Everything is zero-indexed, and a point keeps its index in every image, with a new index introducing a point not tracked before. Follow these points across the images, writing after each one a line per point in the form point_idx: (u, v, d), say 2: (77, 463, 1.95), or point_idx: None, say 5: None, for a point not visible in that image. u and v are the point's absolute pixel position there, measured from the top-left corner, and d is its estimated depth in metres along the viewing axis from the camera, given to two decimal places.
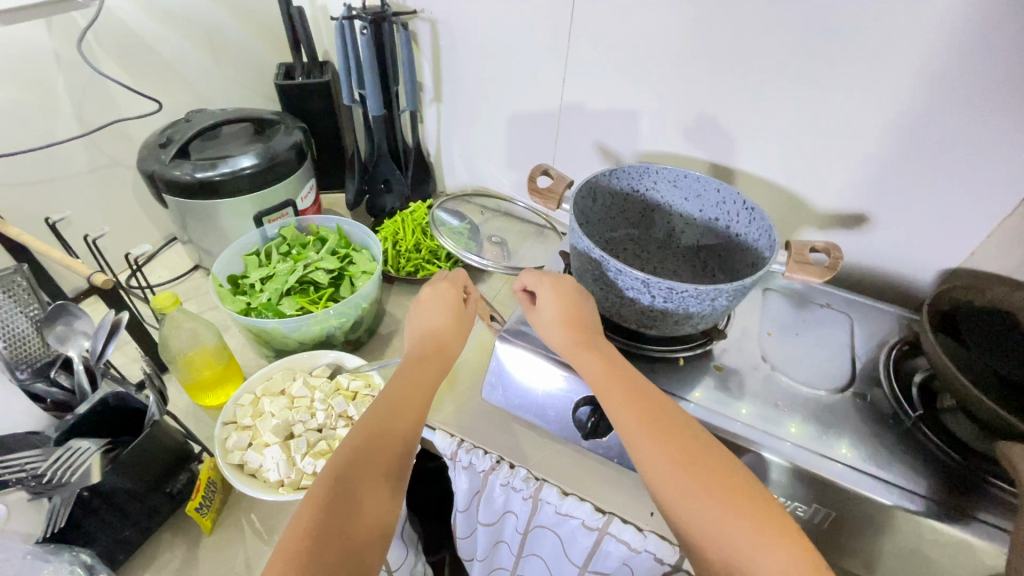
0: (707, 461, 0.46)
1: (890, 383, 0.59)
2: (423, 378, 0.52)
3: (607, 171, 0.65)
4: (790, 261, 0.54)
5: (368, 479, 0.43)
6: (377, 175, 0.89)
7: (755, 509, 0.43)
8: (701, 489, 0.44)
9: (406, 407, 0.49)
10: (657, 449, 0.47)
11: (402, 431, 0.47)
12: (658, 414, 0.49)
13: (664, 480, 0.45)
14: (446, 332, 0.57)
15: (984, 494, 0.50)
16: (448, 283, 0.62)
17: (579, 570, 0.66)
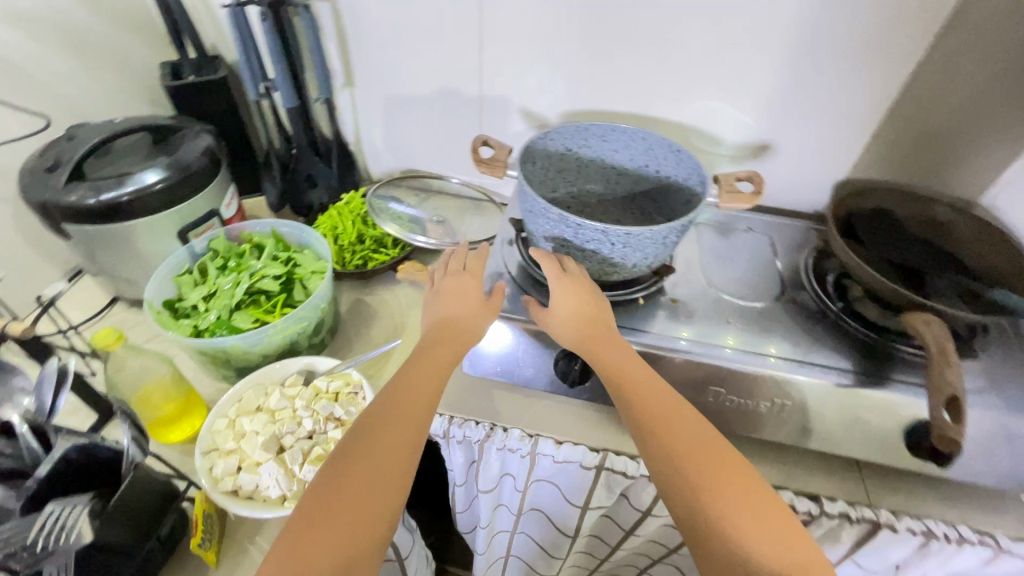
0: (720, 457, 0.47)
1: (812, 285, 0.68)
2: (418, 400, 0.49)
3: (540, 134, 0.67)
4: (722, 192, 0.60)
5: (346, 526, 0.40)
6: (299, 171, 0.85)
7: (769, 514, 0.44)
8: (712, 483, 0.45)
9: (399, 436, 0.46)
10: (668, 435, 0.48)
11: (393, 463, 0.44)
12: (668, 403, 0.50)
13: (669, 467, 0.46)
14: (456, 331, 0.56)
15: (899, 360, 0.60)
16: (464, 271, 0.61)
17: (580, 510, 0.71)
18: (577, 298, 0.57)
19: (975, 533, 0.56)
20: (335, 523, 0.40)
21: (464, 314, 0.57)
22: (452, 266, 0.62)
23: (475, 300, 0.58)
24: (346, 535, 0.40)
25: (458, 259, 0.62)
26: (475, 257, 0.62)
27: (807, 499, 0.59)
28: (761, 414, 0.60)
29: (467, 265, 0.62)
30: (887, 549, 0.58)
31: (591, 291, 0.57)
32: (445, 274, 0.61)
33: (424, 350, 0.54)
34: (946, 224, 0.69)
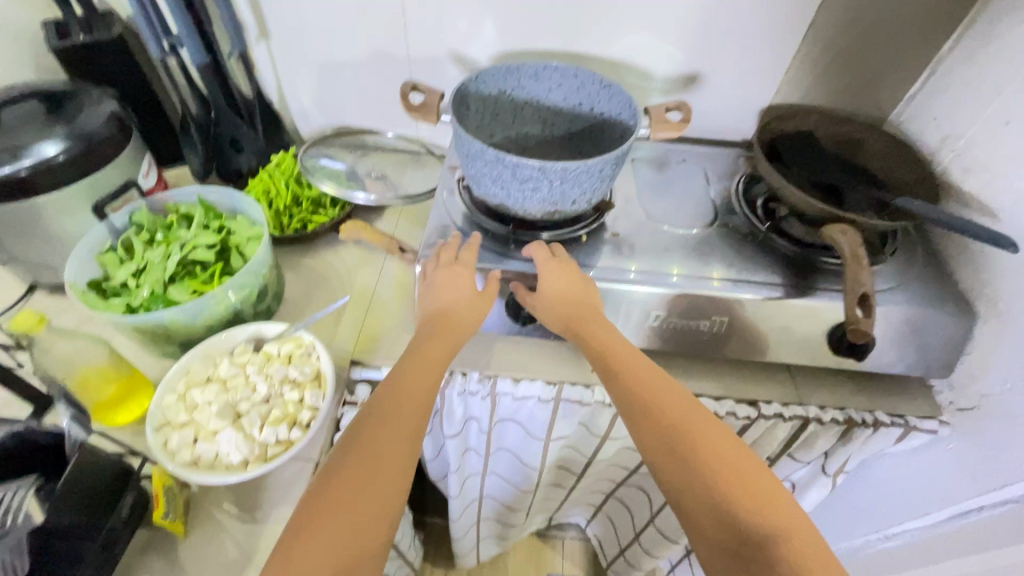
0: (709, 430, 0.49)
1: (743, 209, 0.72)
2: (413, 400, 0.50)
3: (471, 77, 0.66)
4: (653, 123, 0.62)
5: (349, 525, 0.42)
6: (221, 135, 0.79)
7: (758, 482, 0.45)
8: (701, 455, 0.47)
9: (394, 436, 0.47)
10: (656, 409, 0.50)
11: (391, 463, 0.46)
12: (655, 380, 0.53)
13: (658, 439, 0.48)
14: (448, 324, 0.57)
15: (819, 270, 0.65)
16: (455, 262, 0.60)
17: (543, 442, 0.75)
18: (566, 283, 0.58)
19: (888, 416, 0.63)
20: (337, 522, 0.42)
21: (459, 305, 0.57)
22: (444, 257, 0.61)
23: (468, 292, 0.58)
24: (348, 534, 0.42)
25: (451, 251, 0.61)
26: (467, 250, 0.61)
27: (746, 405, 0.65)
28: (701, 333, 0.64)
29: (459, 255, 0.61)
30: (816, 440, 0.65)
31: (581, 277, 0.59)
32: (437, 264, 0.61)
33: (418, 350, 0.55)
34: (859, 142, 0.74)
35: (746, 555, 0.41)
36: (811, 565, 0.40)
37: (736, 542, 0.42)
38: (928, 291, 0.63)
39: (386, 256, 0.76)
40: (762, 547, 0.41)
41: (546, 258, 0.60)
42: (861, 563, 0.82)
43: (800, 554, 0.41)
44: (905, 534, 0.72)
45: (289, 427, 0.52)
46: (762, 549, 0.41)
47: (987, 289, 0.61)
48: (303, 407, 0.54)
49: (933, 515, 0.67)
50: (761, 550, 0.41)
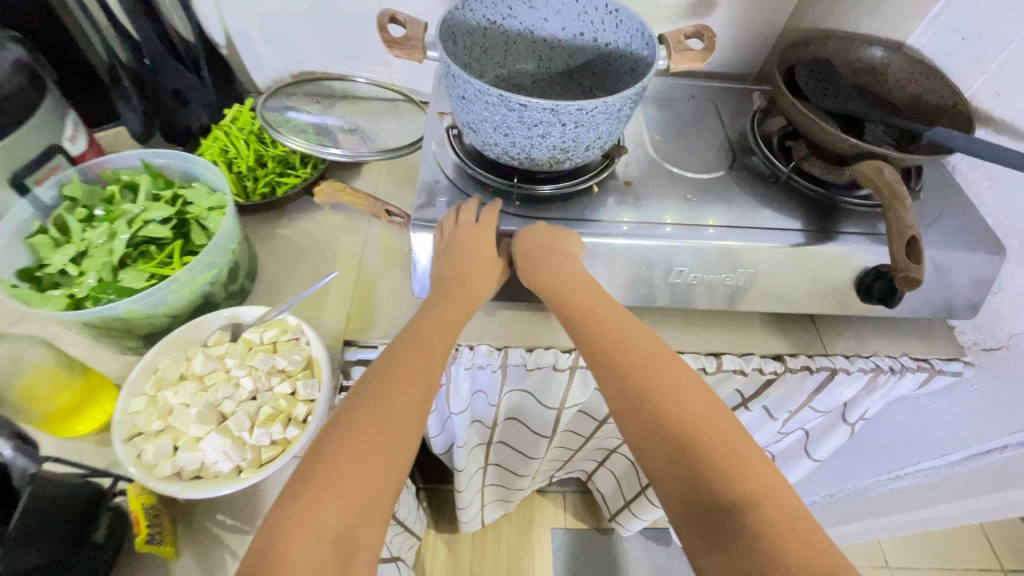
0: (677, 387, 0.43)
1: (761, 148, 0.66)
2: (426, 360, 0.45)
3: (457, 4, 0.56)
4: (673, 53, 0.54)
5: (357, 479, 0.37)
6: (160, 86, 0.67)
7: (726, 440, 0.39)
8: (665, 415, 0.41)
9: (405, 393, 0.42)
10: (623, 368, 0.45)
11: (398, 421, 0.40)
12: (623, 338, 0.48)
13: (625, 400, 0.44)
14: (464, 294, 0.52)
15: (846, 213, 0.61)
16: (475, 227, 0.54)
17: (555, 410, 0.71)
18: (546, 243, 0.54)
19: (914, 361, 0.61)
20: (344, 476, 0.37)
21: (477, 271, 0.53)
22: (462, 220, 0.55)
23: (486, 259, 0.53)
24: (355, 489, 0.37)
25: (471, 214, 0.55)
26: (490, 212, 0.55)
27: (771, 359, 0.62)
28: (726, 287, 0.59)
29: (478, 220, 0.55)
30: (841, 390, 0.63)
31: (560, 231, 0.55)
32: (455, 227, 0.55)
33: (437, 311, 0.50)
34: (879, 68, 0.68)
35: (711, 524, 0.36)
36: (782, 531, 0.35)
37: (700, 510, 0.37)
38: (958, 227, 0.59)
39: (371, 220, 0.68)
40: (726, 515, 0.36)
41: (531, 231, 0.55)
42: (868, 501, 0.83)
43: (770, 518, 0.35)
44: (919, 473, 0.72)
45: (284, 425, 0.46)
46: (727, 516, 0.36)
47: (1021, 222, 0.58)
48: (297, 400, 0.48)
49: (951, 455, 0.67)
50: (725, 519, 0.36)
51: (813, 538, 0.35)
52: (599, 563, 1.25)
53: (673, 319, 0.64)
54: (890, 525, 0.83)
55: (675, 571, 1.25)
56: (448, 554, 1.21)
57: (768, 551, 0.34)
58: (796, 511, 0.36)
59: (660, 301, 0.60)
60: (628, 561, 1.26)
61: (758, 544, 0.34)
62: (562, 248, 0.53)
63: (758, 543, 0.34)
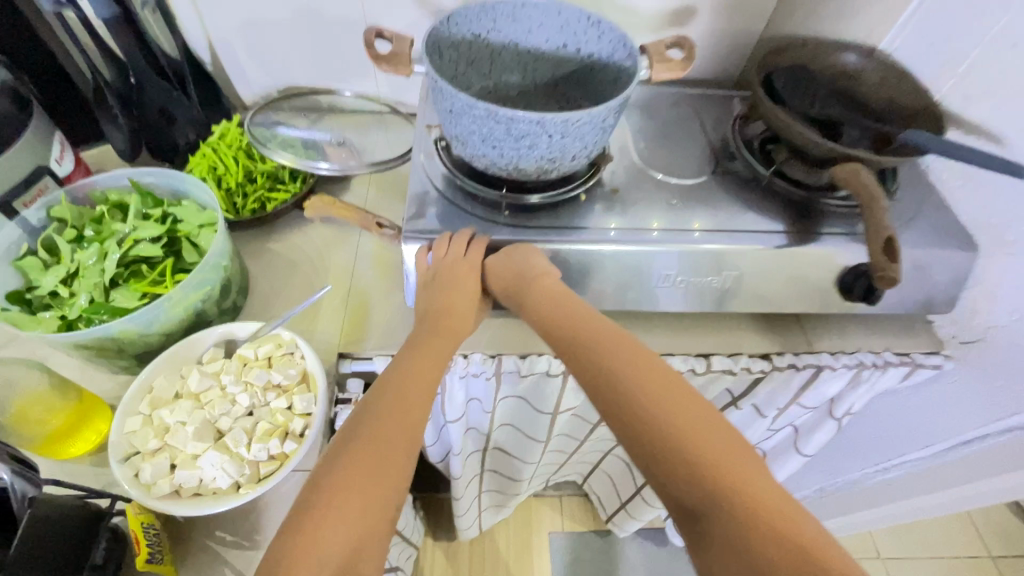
0: (651, 388, 0.42)
1: (743, 153, 0.68)
2: (419, 390, 0.46)
3: (442, 19, 0.57)
4: (654, 64, 0.56)
5: (357, 510, 0.38)
6: (146, 105, 0.67)
7: (701, 438, 0.38)
8: (638, 420, 0.41)
9: (399, 423, 0.43)
10: (597, 372, 0.45)
11: (396, 447, 0.41)
12: (597, 340, 0.47)
13: (603, 404, 0.43)
14: (452, 324, 0.53)
15: (826, 214, 0.63)
16: (464, 258, 0.55)
17: (549, 415, 0.72)
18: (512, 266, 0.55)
19: (896, 356, 0.63)
20: (344, 509, 0.37)
21: (464, 304, 0.55)
22: (452, 251, 0.55)
23: (472, 291, 0.55)
24: (355, 522, 0.37)
25: (460, 246, 0.55)
26: (479, 246, 0.56)
27: (759, 358, 0.63)
28: (713, 289, 0.61)
29: (467, 253, 0.55)
30: (827, 386, 0.65)
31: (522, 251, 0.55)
32: (446, 254, 0.55)
33: (423, 340, 0.51)
34: (854, 73, 0.70)
35: (692, 525, 0.36)
36: (755, 528, 0.33)
37: (682, 513, 0.37)
38: (933, 225, 0.61)
39: (361, 233, 0.68)
40: (701, 517, 0.35)
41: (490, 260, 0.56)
42: (858, 493, 0.85)
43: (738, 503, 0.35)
44: (904, 465, 0.74)
45: (281, 440, 0.46)
46: (702, 519, 0.35)
47: (993, 219, 0.60)
48: (294, 415, 0.48)
49: (934, 445, 0.69)
50: (701, 520, 0.35)
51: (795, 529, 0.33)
52: (598, 565, 1.25)
53: (662, 322, 0.66)
54: (880, 516, 0.85)
55: (673, 570, 1.26)
56: (447, 562, 1.21)
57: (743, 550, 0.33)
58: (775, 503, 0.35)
59: (649, 304, 0.61)
60: (626, 561, 1.27)
61: (733, 545, 0.33)
62: (524, 271, 0.54)
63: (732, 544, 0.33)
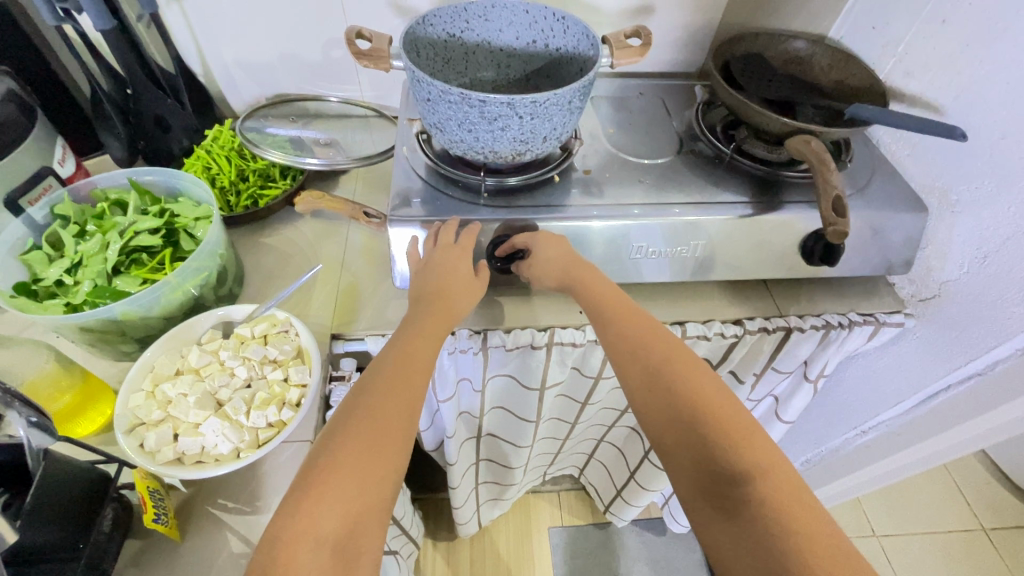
0: (698, 373, 0.47)
1: (705, 135, 0.73)
2: (412, 372, 0.47)
3: (419, 19, 0.62)
4: (615, 50, 0.60)
5: (355, 485, 0.40)
6: (142, 113, 0.71)
7: (738, 419, 0.44)
8: (690, 398, 0.45)
9: (398, 403, 0.44)
10: (633, 356, 0.49)
11: (395, 426, 0.43)
12: (645, 329, 0.51)
13: (648, 384, 0.47)
14: (447, 305, 0.55)
15: (786, 186, 0.67)
16: (454, 245, 0.58)
17: (538, 393, 0.75)
18: (565, 254, 0.57)
19: (860, 316, 0.67)
20: (343, 485, 0.39)
21: (457, 283, 0.56)
22: (442, 240, 0.58)
23: (464, 275, 0.56)
24: (354, 496, 0.39)
25: (449, 233, 0.58)
26: (467, 233, 0.58)
27: (731, 324, 0.67)
28: (683, 258, 0.64)
29: (457, 240, 0.58)
30: (798, 348, 0.68)
31: (563, 245, 0.58)
32: (435, 247, 0.58)
33: (419, 319, 0.52)
34: (805, 58, 0.76)
35: (721, 495, 0.40)
36: (788, 500, 0.39)
37: (715, 483, 0.41)
38: (884, 191, 0.66)
39: (350, 226, 0.72)
40: (736, 485, 0.40)
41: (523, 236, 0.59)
42: (841, 460, 0.88)
43: (774, 494, 0.39)
44: (881, 425, 0.77)
45: (279, 408, 0.49)
46: (739, 488, 0.40)
47: (936, 181, 0.64)
48: (290, 385, 0.51)
49: (905, 402, 0.72)
50: (734, 489, 0.40)
51: (811, 506, 0.39)
52: (599, 557, 1.26)
53: (638, 295, 0.69)
54: (864, 482, 0.88)
55: (673, 559, 1.27)
56: (449, 559, 1.22)
57: (776, 515, 0.38)
58: (795, 481, 0.40)
59: (623, 276, 0.65)
60: (626, 552, 1.28)
61: (767, 512, 0.38)
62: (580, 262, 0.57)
63: (768, 509, 0.38)
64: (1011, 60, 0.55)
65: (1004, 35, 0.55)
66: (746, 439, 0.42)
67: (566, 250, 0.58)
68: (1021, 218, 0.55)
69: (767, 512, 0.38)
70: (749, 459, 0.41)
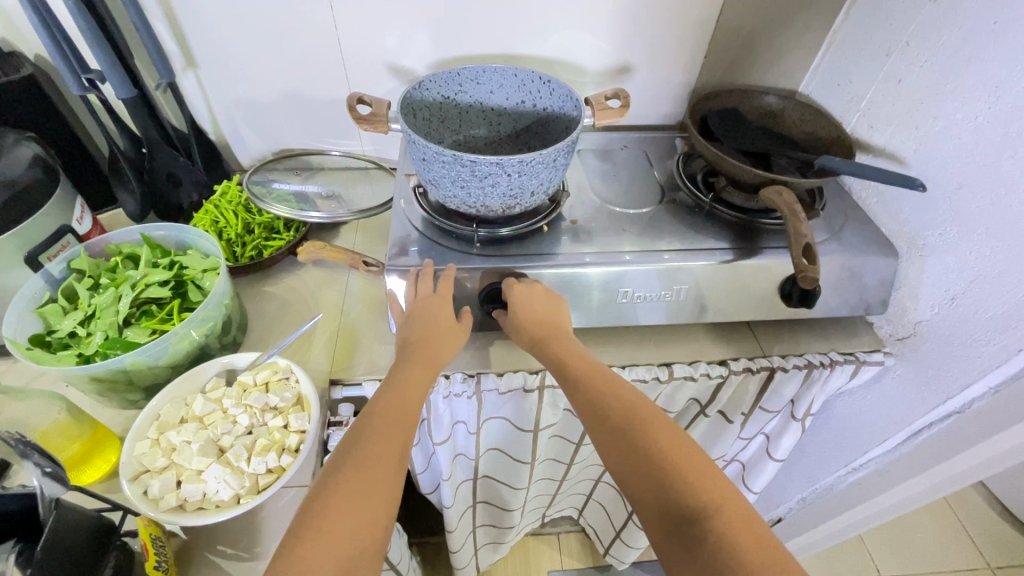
0: (654, 420, 0.49)
1: (686, 185, 0.77)
2: (398, 416, 0.49)
3: (415, 84, 0.67)
4: (596, 111, 0.65)
5: (346, 527, 0.41)
6: (156, 170, 0.75)
7: (697, 463, 0.46)
8: (646, 441, 0.47)
9: (384, 446, 0.46)
10: (595, 407, 0.51)
11: (383, 468, 0.45)
12: (605, 379, 0.54)
13: (610, 430, 0.49)
14: (430, 353, 0.57)
15: (763, 232, 0.71)
16: (433, 294, 0.60)
17: (531, 434, 0.77)
18: (540, 304, 0.60)
19: (841, 355, 0.69)
20: (334, 528, 0.41)
21: (439, 329, 0.58)
22: (422, 289, 0.61)
23: (446, 321, 0.59)
24: (344, 538, 0.41)
25: (427, 283, 0.61)
26: (444, 281, 0.61)
27: (717, 365, 0.69)
28: (667, 303, 0.67)
29: (437, 288, 0.61)
30: (783, 388, 0.70)
31: (543, 293, 0.61)
32: (416, 296, 0.61)
33: (403, 364, 0.55)
34: (777, 112, 0.81)
35: (686, 535, 0.42)
36: (746, 536, 0.41)
37: (674, 523, 0.43)
38: (857, 236, 0.69)
39: (349, 274, 0.75)
40: (698, 524, 0.42)
41: (513, 284, 0.61)
42: (835, 498, 0.88)
43: (734, 532, 0.41)
44: (871, 462, 0.78)
45: (278, 454, 0.51)
46: (696, 526, 0.42)
47: (903, 228, 0.68)
48: (290, 432, 0.53)
49: (891, 439, 0.74)
50: (696, 528, 0.42)
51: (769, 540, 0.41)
52: None
53: (627, 337, 0.72)
54: (859, 521, 0.88)
55: None
56: None
57: (734, 550, 0.40)
58: (753, 517, 0.42)
59: (612, 319, 0.67)
60: None
61: (726, 548, 0.40)
62: (562, 317, 0.60)
63: (724, 545, 0.40)
64: (961, 117, 0.59)
65: (954, 94, 0.60)
66: (705, 481, 0.44)
67: (545, 299, 0.60)
68: (982, 263, 0.59)
69: (728, 549, 0.40)
70: (707, 499, 0.43)
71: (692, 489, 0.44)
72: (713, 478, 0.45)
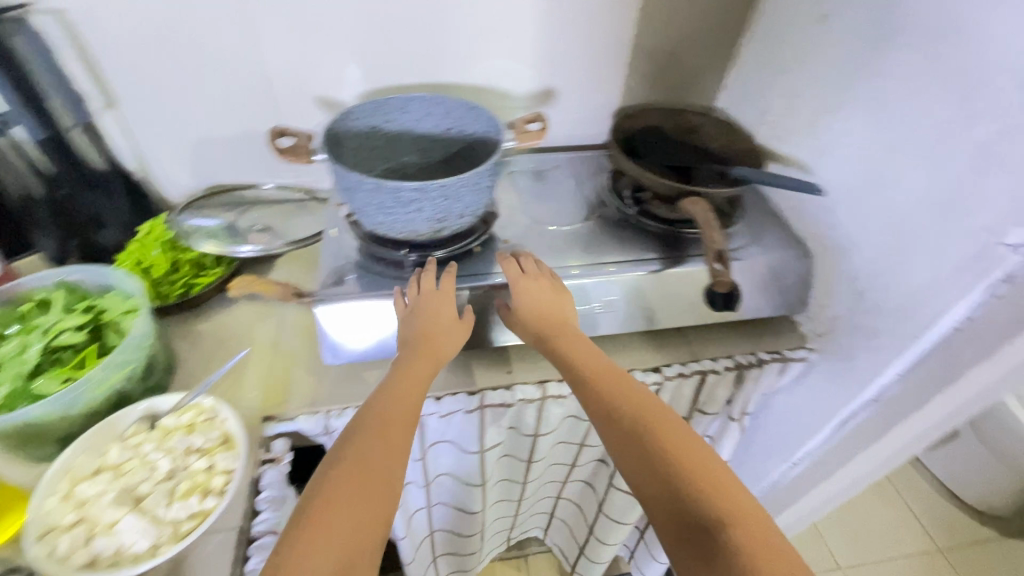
0: (667, 422, 0.50)
1: (613, 201, 0.80)
2: (395, 425, 0.49)
3: (341, 115, 0.68)
4: (517, 134, 0.68)
5: (343, 539, 0.40)
6: (75, 213, 0.74)
7: (712, 469, 0.46)
8: (660, 447, 0.48)
9: (388, 458, 0.46)
10: (606, 408, 0.52)
11: (383, 479, 0.44)
12: (618, 378, 0.54)
13: (625, 432, 0.50)
14: (431, 355, 0.56)
15: (686, 241, 0.74)
16: (437, 290, 0.60)
17: (479, 455, 0.76)
18: (548, 302, 0.61)
19: (768, 354, 0.73)
20: (332, 542, 0.40)
21: (443, 328, 0.58)
22: (425, 285, 0.61)
23: (450, 319, 0.59)
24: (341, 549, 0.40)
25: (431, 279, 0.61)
26: (450, 274, 0.61)
27: (652, 372, 0.71)
28: (600, 315, 0.69)
29: (441, 283, 0.61)
30: (716, 390, 0.73)
31: (550, 291, 0.61)
32: (420, 292, 0.61)
33: (411, 367, 0.54)
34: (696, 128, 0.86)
35: (700, 542, 0.42)
36: (759, 546, 0.41)
37: (686, 525, 0.43)
38: (773, 240, 0.73)
39: (284, 306, 0.74)
40: (711, 532, 0.42)
41: (520, 279, 0.61)
42: (782, 493, 0.91)
43: (749, 543, 0.41)
44: (809, 455, 0.81)
45: (200, 497, 0.49)
46: (711, 533, 0.42)
47: (813, 230, 0.73)
48: (214, 473, 0.51)
49: (823, 432, 0.77)
50: (710, 535, 0.42)
51: (782, 553, 0.41)
52: None
53: None
54: (806, 513, 0.91)
55: None
56: None
57: (749, 560, 0.40)
58: (765, 527, 0.43)
59: None
60: None
61: (739, 555, 0.41)
62: (570, 319, 0.61)
63: (738, 551, 0.41)
64: (850, 126, 0.64)
65: (842, 107, 0.65)
66: (719, 488, 0.45)
67: (557, 295, 0.61)
68: (880, 259, 0.63)
69: (741, 557, 0.40)
70: (722, 508, 0.43)
71: (705, 496, 0.44)
72: (727, 486, 0.45)
